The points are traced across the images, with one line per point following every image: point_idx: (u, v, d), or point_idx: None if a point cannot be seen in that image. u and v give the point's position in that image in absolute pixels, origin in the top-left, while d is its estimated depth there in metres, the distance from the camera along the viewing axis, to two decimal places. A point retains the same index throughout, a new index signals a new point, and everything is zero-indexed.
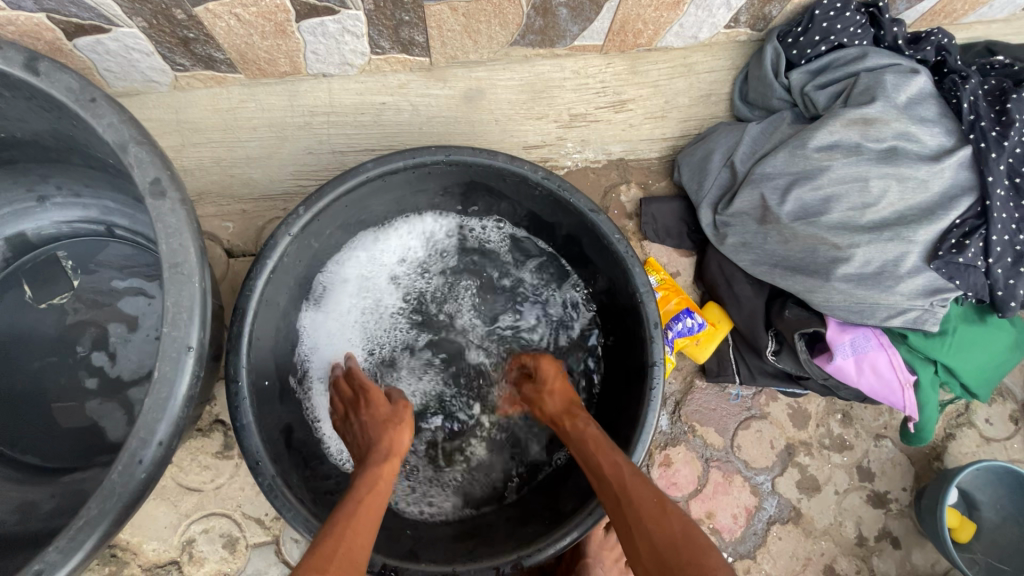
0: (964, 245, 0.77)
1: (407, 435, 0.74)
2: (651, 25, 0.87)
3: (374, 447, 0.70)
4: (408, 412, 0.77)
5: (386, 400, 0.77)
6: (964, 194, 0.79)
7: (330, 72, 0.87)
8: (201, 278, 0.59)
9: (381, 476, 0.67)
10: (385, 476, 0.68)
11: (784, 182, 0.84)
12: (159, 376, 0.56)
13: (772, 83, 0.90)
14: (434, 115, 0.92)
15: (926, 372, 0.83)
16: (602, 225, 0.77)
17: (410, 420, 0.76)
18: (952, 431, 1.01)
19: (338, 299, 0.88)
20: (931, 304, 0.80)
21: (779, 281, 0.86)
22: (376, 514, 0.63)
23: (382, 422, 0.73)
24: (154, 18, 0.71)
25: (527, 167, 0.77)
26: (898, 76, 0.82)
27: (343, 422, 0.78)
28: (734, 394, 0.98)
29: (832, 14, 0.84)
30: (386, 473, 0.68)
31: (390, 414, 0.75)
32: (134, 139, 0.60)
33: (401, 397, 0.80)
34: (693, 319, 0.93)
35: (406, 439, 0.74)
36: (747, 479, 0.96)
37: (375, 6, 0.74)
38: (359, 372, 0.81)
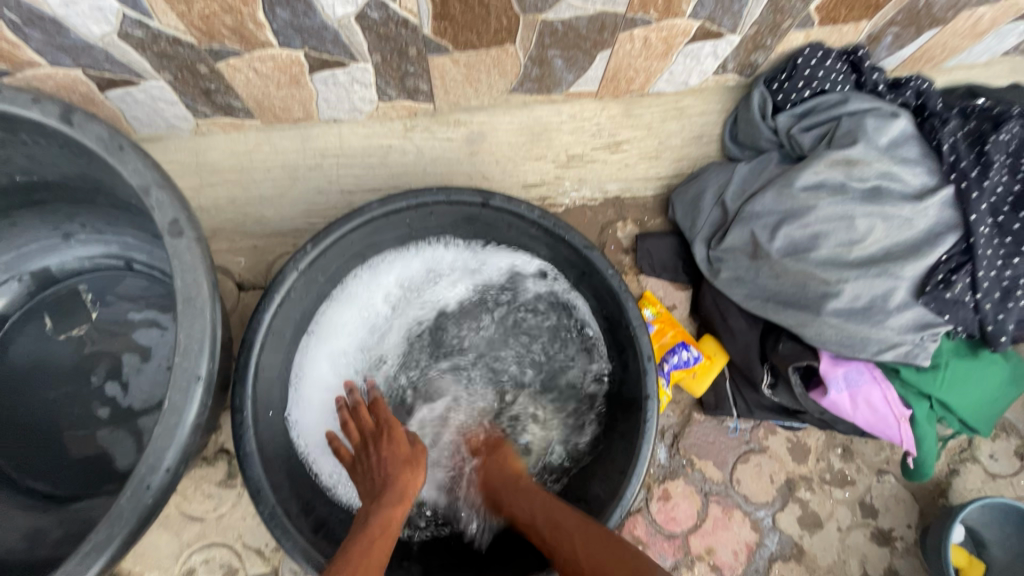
0: (951, 281, 0.79)
1: (421, 477, 0.76)
2: (643, 73, 0.92)
3: (389, 487, 0.72)
4: (425, 454, 0.79)
5: (406, 438, 0.79)
6: (949, 231, 0.81)
7: (340, 117, 0.92)
8: (212, 311, 0.63)
9: (393, 519, 0.70)
10: (396, 517, 0.71)
11: (773, 220, 0.87)
12: (169, 404, 0.59)
13: (759, 126, 0.94)
14: (438, 156, 0.99)
15: (922, 408, 0.83)
16: (596, 261, 0.81)
17: (425, 463, 0.78)
18: (955, 467, 1.00)
19: (340, 335, 0.90)
20: (921, 338, 0.81)
21: (771, 315, 0.88)
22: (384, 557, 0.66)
23: (401, 462, 0.75)
24: (180, 72, 0.77)
25: (523, 207, 0.81)
26: (880, 120, 0.85)
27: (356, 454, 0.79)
28: (731, 427, 0.99)
29: (812, 64, 0.88)
30: (396, 515, 0.70)
31: (409, 454, 0.77)
32: (156, 182, 0.65)
33: (418, 439, 0.82)
34: (689, 351, 0.95)
35: (420, 479, 0.76)
36: (747, 514, 0.95)
37: (382, 59, 0.80)
38: (383, 408, 0.82)
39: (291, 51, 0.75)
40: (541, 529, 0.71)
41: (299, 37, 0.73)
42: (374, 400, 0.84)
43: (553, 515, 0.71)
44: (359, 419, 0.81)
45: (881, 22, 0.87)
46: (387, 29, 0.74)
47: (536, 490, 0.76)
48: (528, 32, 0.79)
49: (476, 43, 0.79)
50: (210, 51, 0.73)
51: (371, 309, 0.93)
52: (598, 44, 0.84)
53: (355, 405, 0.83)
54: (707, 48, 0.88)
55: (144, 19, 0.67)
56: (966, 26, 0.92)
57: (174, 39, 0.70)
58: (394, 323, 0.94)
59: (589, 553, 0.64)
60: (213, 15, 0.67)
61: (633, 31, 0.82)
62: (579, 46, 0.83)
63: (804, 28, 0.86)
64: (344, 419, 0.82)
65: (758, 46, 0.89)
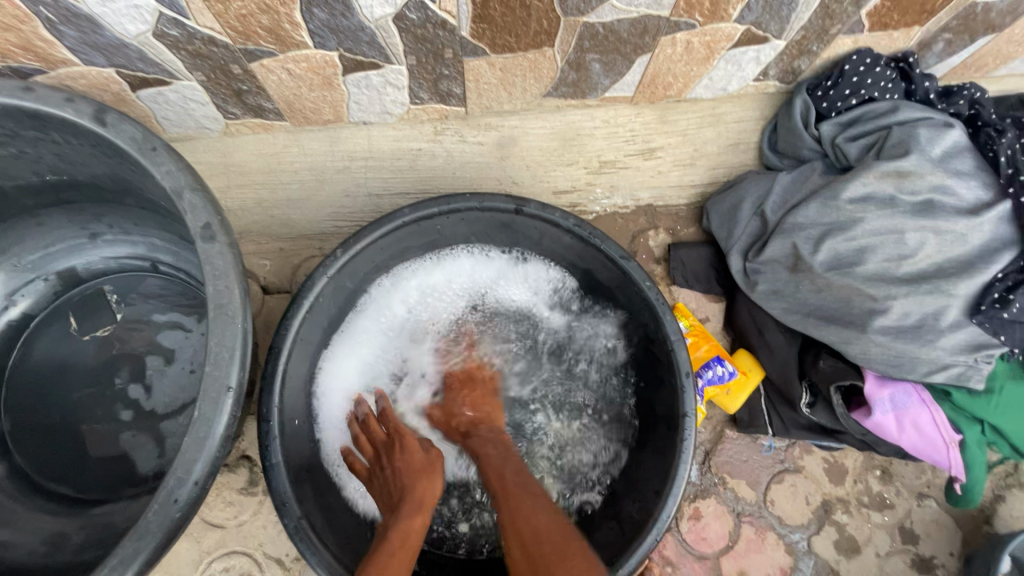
0: (1009, 300, 0.74)
1: (436, 485, 0.74)
2: (682, 78, 0.90)
3: (407, 497, 0.70)
4: (440, 460, 0.77)
5: (419, 445, 0.77)
6: (1006, 248, 0.77)
7: (371, 120, 0.91)
8: (243, 319, 0.61)
9: (413, 529, 0.67)
10: (417, 527, 0.68)
11: (816, 232, 0.84)
12: (198, 414, 0.57)
13: (802, 134, 0.90)
14: (468, 160, 0.97)
15: (973, 432, 0.79)
16: (634, 273, 0.78)
17: (441, 469, 0.76)
18: (1001, 493, 0.96)
19: (364, 343, 0.88)
20: (975, 359, 0.77)
21: (813, 331, 0.85)
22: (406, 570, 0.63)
23: (415, 471, 0.73)
24: (213, 72, 0.75)
25: (558, 215, 0.79)
26: (932, 131, 0.81)
27: (371, 467, 0.76)
28: (765, 445, 0.95)
29: (862, 69, 0.85)
30: (416, 524, 0.67)
31: (422, 462, 0.75)
32: (189, 185, 0.63)
33: (431, 444, 0.81)
34: (724, 367, 0.92)
35: (437, 488, 0.74)
36: (781, 537, 0.92)
37: (417, 61, 0.78)
38: (392, 417, 0.81)
39: (326, 52, 0.74)
40: (506, 477, 0.72)
41: (335, 38, 0.71)
42: (382, 407, 0.83)
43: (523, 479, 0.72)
44: (369, 430, 0.79)
45: (934, 28, 0.84)
46: (424, 31, 0.72)
47: (510, 454, 0.77)
48: (568, 35, 0.77)
49: (514, 46, 0.77)
50: (243, 51, 0.72)
51: (395, 317, 0.90)
52: (639, 48, 0.81)
53: (365, 417, 0.81)
54: (750, 53, 0.85)
55: (179, 18, 0.65)
56: (1021, 32, 0.88)
57: (210, 39, 0.69)
58: (417, 331, 0.92)
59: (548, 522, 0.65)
60: (250, 15, 0.66)
61: (675, 35, 0.79)
62: (618, 50, 0.81)
63: (852, 34, 0.83)
64: (355, 433, 0.80)
65: (803, 52, 0.86)
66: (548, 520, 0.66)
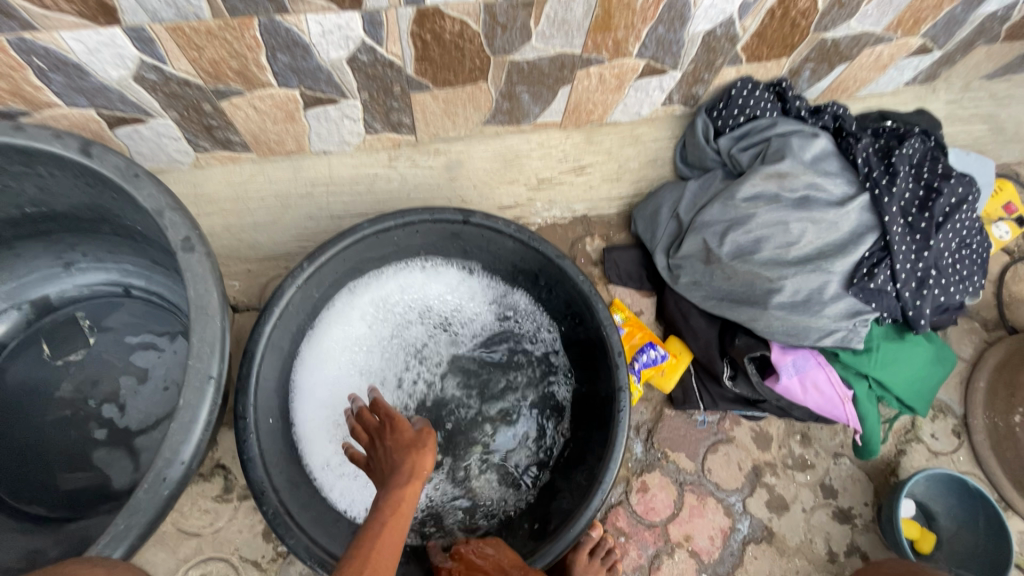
0: (874, 274, 0.91)
1: (430, 458, 0.72)
2: (600, 105, 1.06)
3: (395, 472, 0.69)
4: (430, 436, 0.76)
5: (409, 425, 0.78)
6: (869, 231, 0.93)
7: (330, 149, 1.03)
8: (222, 318, 0.68)
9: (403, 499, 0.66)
10: (408, 499, 0.67)
11: (721, 228, 0.98)
12: (184, 402, 0.64)
13: (704, 148, 1.07)
14: (420, 182, 1.08)
15: (861, 386, 0.94)
16: (567, 268, 0.90)
17: (434, 443, 0.74)
18: (903, 447, 1.10)
19: (330, 351, 0.96)
20: (854, 324, 0.91)
21: (727, 312, 0.98)
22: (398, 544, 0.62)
23: (404, 447, 0.73)
24: (186, 110, 0.85)
25: (501, 223, 0.91)
26: (803, 140, 0.98)
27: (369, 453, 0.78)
28: (699, 419, 1.07)
29: (744, 93, 1.04)
30: (405, 497, 0.66)
31: (412, 438, 0.73)
32: (169, 205, 0.72)
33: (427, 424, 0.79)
34: (656, 350, 1.05)
35: (429, 462, 0.72)
36: (720, 501, 1.03)
37: (369, 96, 0.90)
38: (383, 404, 0.82)
39: (288, 90, 0.85)
40: None
41: (296, 78, 0.83)
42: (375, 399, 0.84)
43: None
44: (363, 420, 0.80)
45: (798, 59, 1.04)
46: (374, 70, 0.84)
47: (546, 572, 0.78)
48: (498, 71, 0.91)
49: (453, 80, 0.91)
50: (215, 91, 0.82)
51: (359, 325, 0.99)
52: (559, 81, 0.96)
53: (359, 410, 0.82)
54: (654, 83, 1.02)
55: (158, 64, 0.75)
56: (869, 61, 1.09)
57: (184, 81, 0.79)
58: (378, 337, 1.01)
59: None
60: (221, 60, 0.77)
61: (589, 69, 0.95)
62: (543, 82, 0.96)
63: (735, 65, 1.02)
64: (351, 425, 0.81)
65: (697, 81, 1.04)
66: None
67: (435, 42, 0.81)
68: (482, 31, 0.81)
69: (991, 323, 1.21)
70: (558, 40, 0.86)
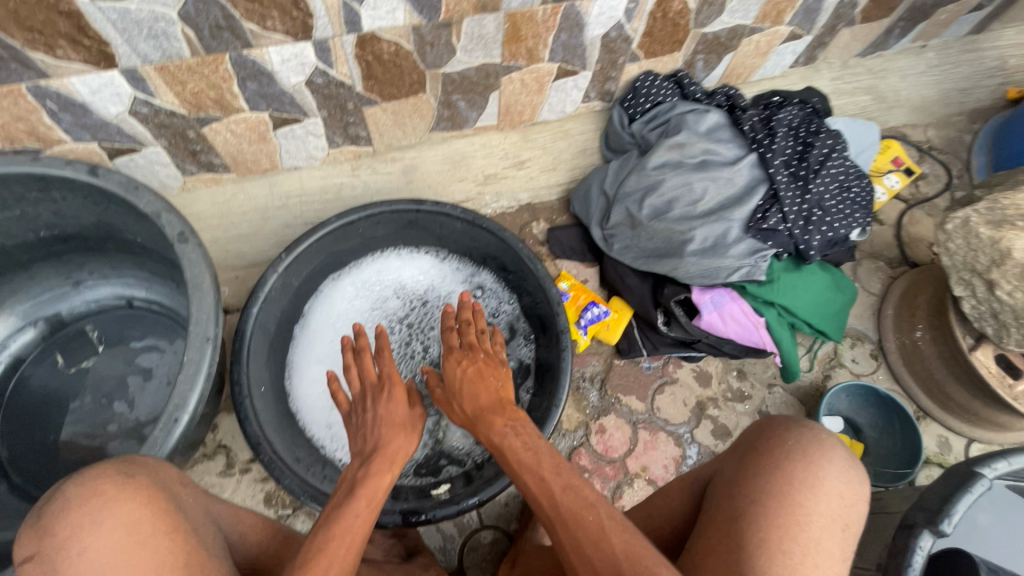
0: (766, 217, 1.08)
1: (411, 441, 0.86)
2: (528, 106, 1.24)
3: (382, 449, 0.82)
4: (422, 421, 0.89)
5: (406, 399, 0.89)
6: (759, 183, 1.11)
7: (300, 164, 1.20)
8: (214, 292, 0.83)
9: (380, 486, 0.78)
10: (382, 483, 0.78)
11: (638, 196, 1.16)
12: (188, 359, 0.79)
13: (621, 134, 1.26)
14: (381, 187, 1.25)
15: (770, 313, 1.10)
16: (510, 239, 1.06)
17: (420, 429, 0.89)
18: (828, 372, 1.24)
19: (317, 330, 1.13)
20: (755, 260, 1.07)
21: (653, 266, 1.15)
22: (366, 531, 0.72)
23: (395, 425, 0.85)
24: (174, 138, 1.01)
25: (449, 207, 1.07)
26: (697, 116, 1.17)
27: (359, 400, 0.90)
28: (646, 365, 1.21)
29: (648, 84, 1.24)
30: (384, 481, 0.78)
31: (404, 419, 0.87)
32: (165, 208, 0.87)
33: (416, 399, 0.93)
34: (599, 308, 1.20)
35: (410, 446, 0.86)
36: (670, 434, 1.16)
37: (328, 113, 1.08)
38: (385, 360, 0.93)
39: (258, 114, 1.02)
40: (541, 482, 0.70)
41: (264, 102, 1.00)
42: (378, 345, 0.95)
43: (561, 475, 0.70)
44: (362, 365, 0.92)
45: (688, 52, 1.23)
46: (329, 90, 1.02)
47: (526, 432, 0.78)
48: (434, 83, 1.09)
49: (397, 93, 1.08)
50: (197, 119, 0.99)
51: (343, 308, 1.16)
52: (488, 87, 1.15)
53: (360, 348, 0.94)
54: (570, 83, 1.21)
55: (149, 99, 0.92)
56: (750, 49, 1.29)
57: (171, 112, 0.95)
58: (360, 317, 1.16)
59: (574, 501, 0.66)
60: (201, 91, 0.93)
61: (511, 75, 1.13)
62: (474, 90, 1.14)
63: (636, 61, 1.21)
64: (347, 361, 0.93)
65: (606, 78, 1.23)
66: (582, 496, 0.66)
67: (376, 62, 0.99)
68: (414, 49, 0.99)
69: (895, 261, 1.37)
70: (479, 52, 1.05)
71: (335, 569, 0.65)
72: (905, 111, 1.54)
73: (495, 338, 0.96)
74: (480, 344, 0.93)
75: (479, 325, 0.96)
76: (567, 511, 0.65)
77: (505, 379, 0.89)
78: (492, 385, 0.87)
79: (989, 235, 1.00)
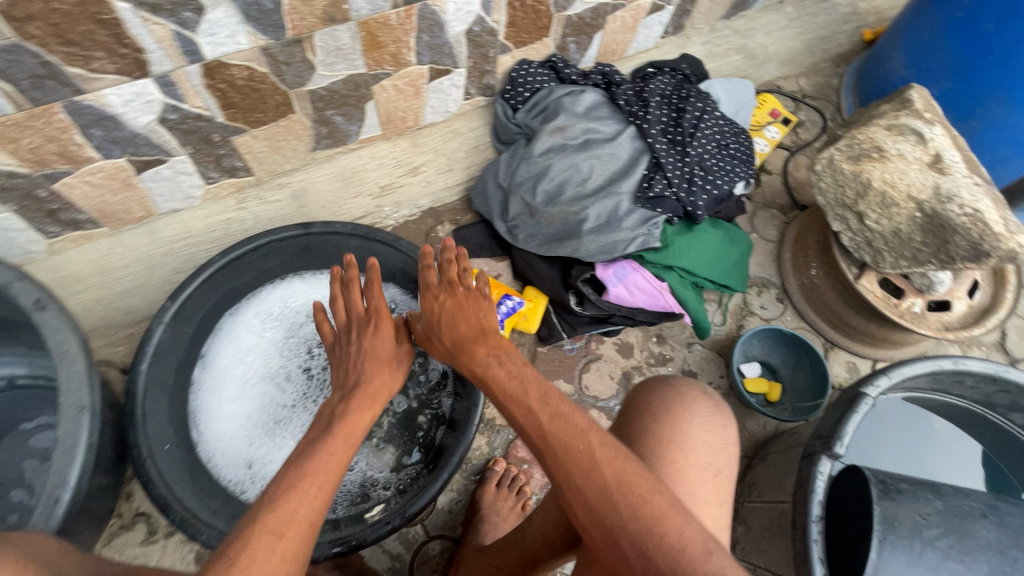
0: (652, 185, 1.11)
1: (391, 379, 0.88)
2: (410, 112, 1.23)
3: (363, 381, 0.84)
4: (405, 362, 0.92)
5: (391, 333, 0.91)
6: (641, 154, 1.15)
7: (179, 206, 1.14)
8: (84, 358, 0.78)
9: (357, 423, 0.78)
10: (359, 421, 0.79)
11: (531, 183, 1.16)
12: (64, 431, 0.74)
13: (507, 125, 1.27)
14: (272, 216, 1.22)
15: (671, 276, 1.13)
16: (408, 247, 1.07)
17: (399, 372, 0.89)
18: (741, 322, 1.30)
19: (225, 369, 1.08)
20: (649, 229, 1.11)
21: (557, 250, 1.15)
22: (342, 463, 0.72)
23: (379, 361, 0.87)
24: (22, 200, 0.94)
25: (338, 225, 1.05)
26: (573, 98, 1.19)
27: (343, 334, 0.91)
28: (569, 347, 1.23)
29: (523, 73, 1.25)
30: (362, 420, 0.79)
31: (388, 356, 0.89)
32: (15, 276, 0.80)
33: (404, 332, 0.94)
34: (512, 300, 1.18)
35: (393, 384, 0.88)
36: (601, 409, 1.18)
37: (194, 149, 1.03)
38: (373, 295, 0.91)
39: (114, 160, 0.96)
40: (539, 413, 0.70)
41: (117, 147, 0.94)
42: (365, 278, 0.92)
43: (558, 413, 0.70)
44: (349, 301, 0.91)
45: (557, 36, 1.25)
46: (187, 125, 0.97)
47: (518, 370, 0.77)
48: (302, 102, 1.06)
49: (265, 118, 1.05)
50: (44, 176, 0.92)
51: (250, 341, 1.11)
52: (361, 98, 1.12)
53: (348, 282, 0.93)
54: (446, 82, 1.21)
55: None
56: (617, 25, 1.32)
57: (10, 173, 0.88)
58: (270, 348, 1.12)
59: (572, 435, 0.67)
60: (40, 147, 0.87)
61: (382, 83, 1.11)
62: (347, 103, 1.11)
63: (507, 52, 1.22)
64: (335, 292, 0.93)
65: (482, 73, 1.24)
66: (599, 445, 0.66)
67: (232, 89, 0.95)
68: (270, 71, 0.96)
69: (787, 207, 1.45)
70: (341, 65, 1.03)
71: (304, 509, 0.63)
72: (776, 65, 1.63)
73: (481, 286, 0.90)
74: (459, 280, 0.89)
75: (457, 266, 0.89)
76: (568, 448, 0.66)
77: (487, 311, 0.87)
78: (472, 317, 0.86)
79: (852, 170, 1.06)
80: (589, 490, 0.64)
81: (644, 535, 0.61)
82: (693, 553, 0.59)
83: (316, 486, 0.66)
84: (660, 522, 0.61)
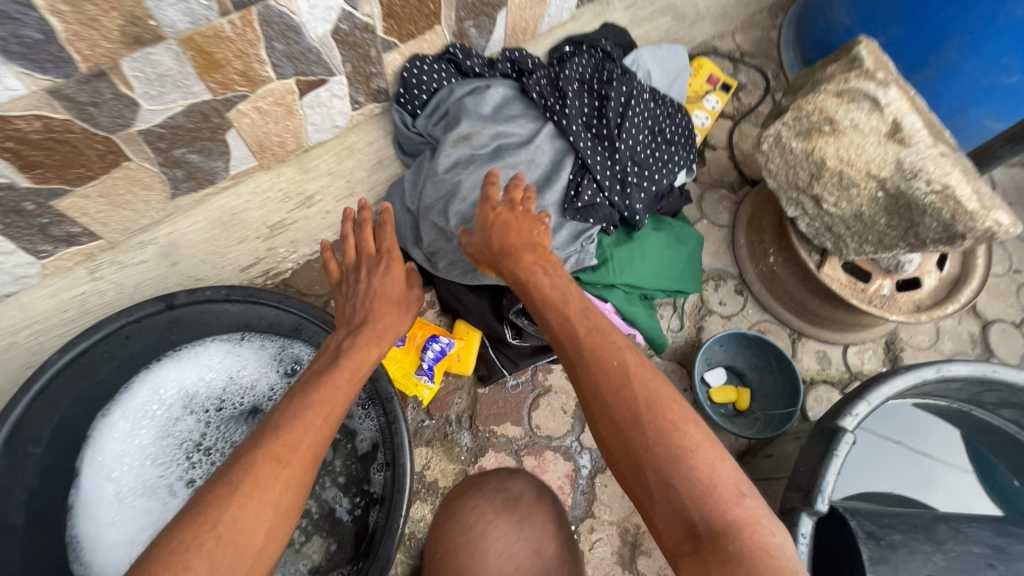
0: (580, 192, 0.95)
1: (397, 325, 0.82)
2: (287, 134, 1.00)
3: (369, 317, 0.80)
4: (415, 304, 0.86)
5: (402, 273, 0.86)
6: (563, 155, 0.98)
7: (12, 290, 0.89)
8: None
9: (365, 358, 0.75)
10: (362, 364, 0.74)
11: (440, 206, 0.99)
12: None
13: (408, 135, 1.11)
14: (140, 281, 1.02)
15: (614, 294, 0.98)
16: (296, 306, 0.89)
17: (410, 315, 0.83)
18: (700, 324, 1.18)
19: (94, 491, 0.85)
20: (581, 245, 0.95)
21: (481, 280, 1.00)
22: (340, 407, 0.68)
23: (389, 301, 0.83)
24: None
25: (207, 291, 0.87)
26: (476, 96, 1.00)
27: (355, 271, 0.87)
28: (512, 384, 1.08)
29: (417, 71, 1.05)
30: (370, 355, 0.76)
31: (399, 299, 0.84)
32: None
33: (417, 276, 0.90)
34: (441, 340, 1.02)
35: (399, 324, 0.82)
36: (557, 450, 1.04)
37: (6, 224, 0.79)
38: (386, 235, 0.87)
39: None
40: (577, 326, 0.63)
41: None
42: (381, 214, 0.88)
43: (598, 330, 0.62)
44: (364, 236, 0.89)
45: (452, 22, 1.04)
46: None
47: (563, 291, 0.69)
48: (136, 146, 0.83)
49: (90, 173, 0.81)
50: None
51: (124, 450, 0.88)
52: (217, 130, 0.90)
53: (363, 221, 0.90)
54: (325, 94, 0.98)
55: None
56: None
57: None
58: (153, 452, 0.90)
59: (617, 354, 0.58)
60: None
61: (239, 107, 0.89)
62: (200, 137, 0.89)
63: (392, 49, 1.00)
64: (345, 230, 0.90)
65: (368, 77, 1.02)
66: (640, 366, 0.57)
67: (26, 147, 0.72)
68: (74, 117, 0.73)
69: (736, 184, 1.32)
70: (174, 94, 0.80)
71: (287, 470, 0.58)
72: (708, 23, 1.46)
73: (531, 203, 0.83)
74: (522, 202, 0.84)
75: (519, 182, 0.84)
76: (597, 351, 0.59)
77: (541, 230, 0.81)
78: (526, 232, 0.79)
79: (802, 148, 0.94)
80: (618, 409, 0.55)
81: (672, 464, 0.50)
82: (720, 503, 0.48)
83: (309, 433, 0.62)
84: (693, 457, 0.50)
